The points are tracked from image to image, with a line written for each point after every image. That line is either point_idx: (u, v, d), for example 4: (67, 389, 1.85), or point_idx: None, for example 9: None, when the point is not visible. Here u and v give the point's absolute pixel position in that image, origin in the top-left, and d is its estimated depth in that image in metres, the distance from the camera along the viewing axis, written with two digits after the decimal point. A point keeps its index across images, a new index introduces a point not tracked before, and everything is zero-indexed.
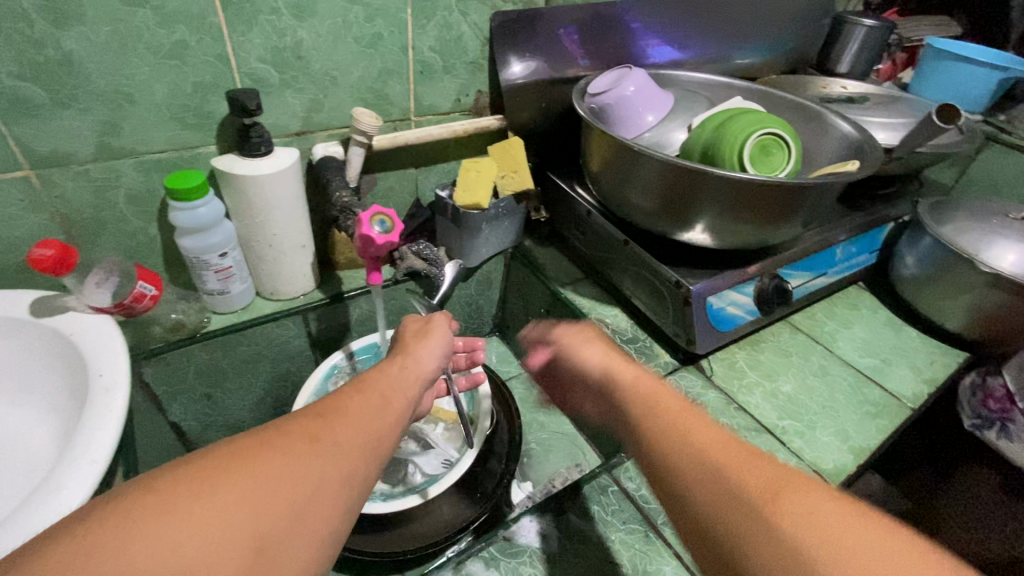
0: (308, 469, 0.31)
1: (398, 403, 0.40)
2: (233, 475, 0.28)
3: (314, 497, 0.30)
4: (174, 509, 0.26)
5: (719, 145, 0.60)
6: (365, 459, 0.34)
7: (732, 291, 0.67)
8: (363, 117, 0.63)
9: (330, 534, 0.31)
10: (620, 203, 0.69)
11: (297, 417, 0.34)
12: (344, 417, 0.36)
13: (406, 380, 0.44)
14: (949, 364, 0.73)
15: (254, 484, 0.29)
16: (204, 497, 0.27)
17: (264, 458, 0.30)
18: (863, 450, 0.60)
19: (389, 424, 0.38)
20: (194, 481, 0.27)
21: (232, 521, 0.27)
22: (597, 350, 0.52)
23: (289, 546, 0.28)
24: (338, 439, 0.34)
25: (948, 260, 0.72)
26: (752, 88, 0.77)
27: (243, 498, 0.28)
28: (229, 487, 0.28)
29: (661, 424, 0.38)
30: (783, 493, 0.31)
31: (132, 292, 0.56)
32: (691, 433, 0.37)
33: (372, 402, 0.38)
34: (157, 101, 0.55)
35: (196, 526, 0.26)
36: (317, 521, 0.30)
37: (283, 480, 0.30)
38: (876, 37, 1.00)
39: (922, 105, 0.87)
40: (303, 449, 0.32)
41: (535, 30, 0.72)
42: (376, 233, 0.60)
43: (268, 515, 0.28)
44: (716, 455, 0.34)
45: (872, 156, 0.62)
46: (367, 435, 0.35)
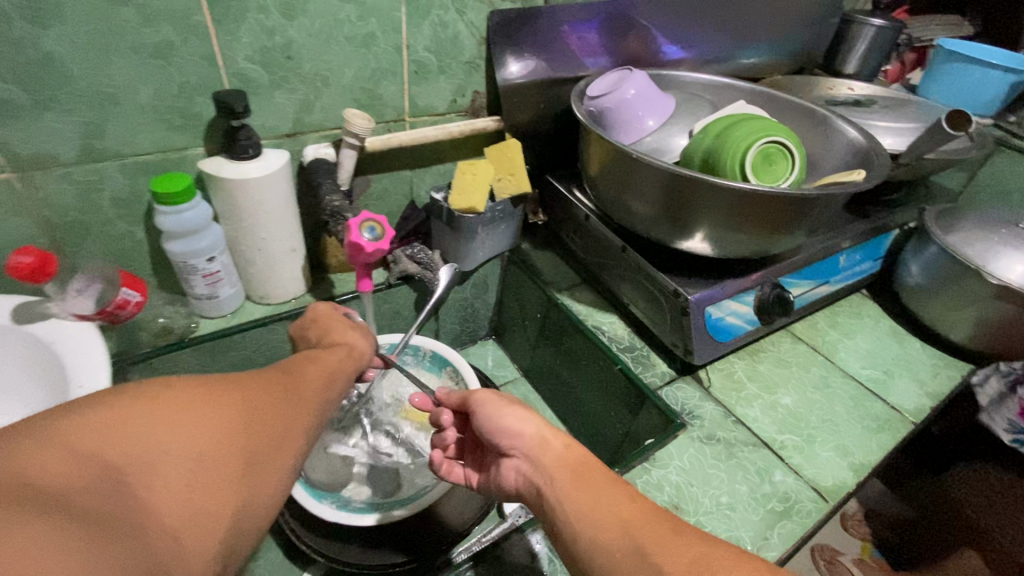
0: (285, 406, 0.35)
1: (346, 380, 0.44)
2: (227, 397, 0.32)
3: (292, 428, 0.35)
4: (188, 408, 0.30)
5: (721, 151, 0.58)
6: (320, 415, 0.39)
7: (732, 301, 0.66)
8: (354, 119, 0.62)
9: (298, 464, 0.35)
10: (618, 211, 0.67)
11: (270, 370, 0.38)
12: (303, 380, 0.40)
13: (348, 361, 0.47)
14: (953, 376, 0.72)
15: (243, 404, 0.33)
16: (211, 404, 0.31)
17: (251, 390, 0.34)
18: (863, 466, 0.59)
19: (336, 392, 0.42)
20: (201, 391, 0.31)
21: (232, 429, 0.31)
22: (519, 415, 0.52)
23: (273, 463, 0.32)
24: (302, 394, 0.38)
25: (954, 271, 0.71)
26: (757, 90, 0.74)
27: (239, 413, 0.32)
28: (230, 403, 0.32)
29: (589, 498, 0.43)
30: (715, 566, 0.36)
31: (115, 299, 0.54)
32: (615, 510, 0.41)
33: (323, 374, 0.42)
34: (142, 102, 0.53)
35: (206, 425, 0.30)
36: (294, 447, 0.34)
37: (265, 412, 0.34)
38: (885, 39, 0.98)
39: (931, 109, 0.85)
40: (280, 390, 0.36)
41: (535, 28, 0.70)
42: (365, 241, 0.59)
43: (258, 430, 0.32)
44: (641, 533, 0.39)
45: (879, 164, 0.60)
46: (325, 398, 0.40)
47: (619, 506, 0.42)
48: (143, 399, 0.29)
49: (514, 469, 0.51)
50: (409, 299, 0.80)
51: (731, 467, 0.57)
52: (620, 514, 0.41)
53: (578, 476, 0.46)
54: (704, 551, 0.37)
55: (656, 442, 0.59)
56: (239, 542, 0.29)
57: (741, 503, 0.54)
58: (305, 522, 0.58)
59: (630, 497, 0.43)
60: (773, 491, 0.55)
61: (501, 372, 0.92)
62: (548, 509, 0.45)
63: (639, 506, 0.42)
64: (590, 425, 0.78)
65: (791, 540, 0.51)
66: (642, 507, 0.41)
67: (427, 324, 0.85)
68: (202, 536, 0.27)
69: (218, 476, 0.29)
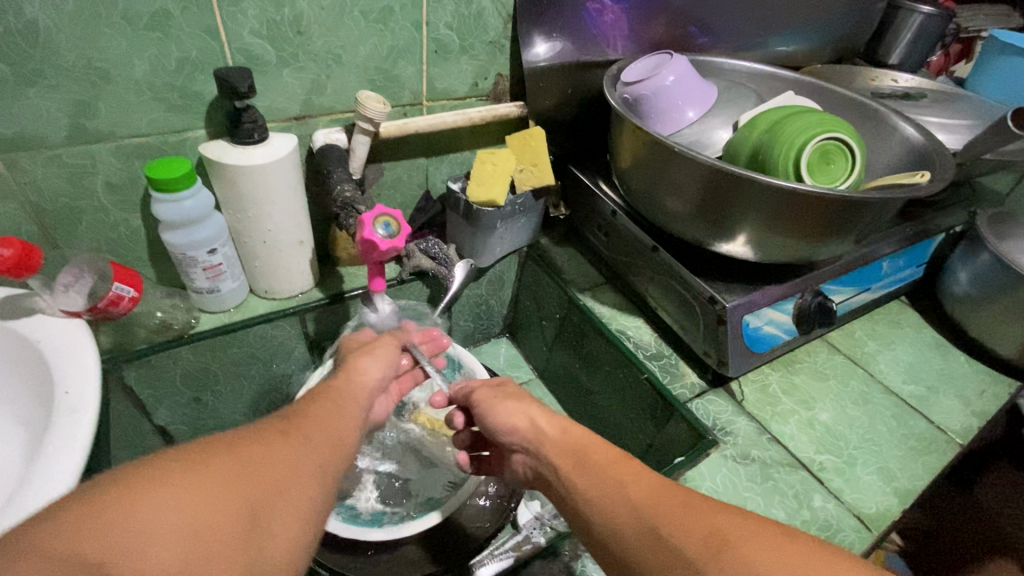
0: (289, 454, 0.32)
1: (356, 409, 0.40)
2: (219, 459, 0.29)
3: (297, 476, 0.31)
4: (174, 477, 0.26)
5: (772, 148, 0.53)
6: (335, 451, 0.35)
7: (771, 309, 0.61)
8: (369, 102, 0.57)
9: (315, 513, 0.31)
10: (649, 207, 0.62)
11: (265, 418, 0.35)
12: (308, 420, 0.36)
13: (355, 389, 0.43)
14: (1001, 395, 0.67)
15: (238, 464, 0.29)
16: (199, 467, 0.28)
17: (245, 447, 0.31)
18: (908, 493, 0.54)
19: (350, 425, 0.39)
20: (188, 458, 0.28)
21: (229, 492, 0.28)
22: (513, 409, 0.48)
23: (279, 517, 0.29)
24: (306, 434, 0.34)
25: (1008, 282, 0.66)
26: (804, 80, 0.69)
27: (234, 473, 0.29)
28: (221, 464, 0.29)
29: (600, 485, 0.38)
30: (731, 538, 0.31)
31: (106, 295, 0.50)
32: (626, 487, 0.37)
33: (328, 408, 0.39)
34: (136, 78, 0.48)
35: (200, 492, 0.27)
36: (303, 495, 0.31)
37: (266, 466, 0.30)
38: (933, 28, 0.91)
39: (984, 104, 0.79)
40: (277, 439, 0.33)
41: (563, 6, 0.64)
42: (379, 237, 0.55)
43: (258, 486, 0.29)
44: (655, 513, 0.34)
45: (942, 166, 0.55)
46: (336, 432, 0.37)
47: (628, 487, 0.37)
48: (122, 478, 0.26)
49: (521, 464, 0.47)
50: (421, 295, 0.75)
51: (766, 491, 0.53)
52: (630, 498, 0.36)
53: (579, 461, 0.41)
54: (720, 523, 0.32)
55: (686, 460, 0.55)
56: None
57: None
58: None
59: (636, 475, 0.38)
60: (812, 518, 0.52)
61: (516, 372, 0.88)
62: (564, 496, 0.41)
63: (652, 482, 0.37)
64: (609, 433, 0.74)
65: None
66: (656, 483, 0.37)
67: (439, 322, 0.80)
68: None
69: (220, 546, 0.26)
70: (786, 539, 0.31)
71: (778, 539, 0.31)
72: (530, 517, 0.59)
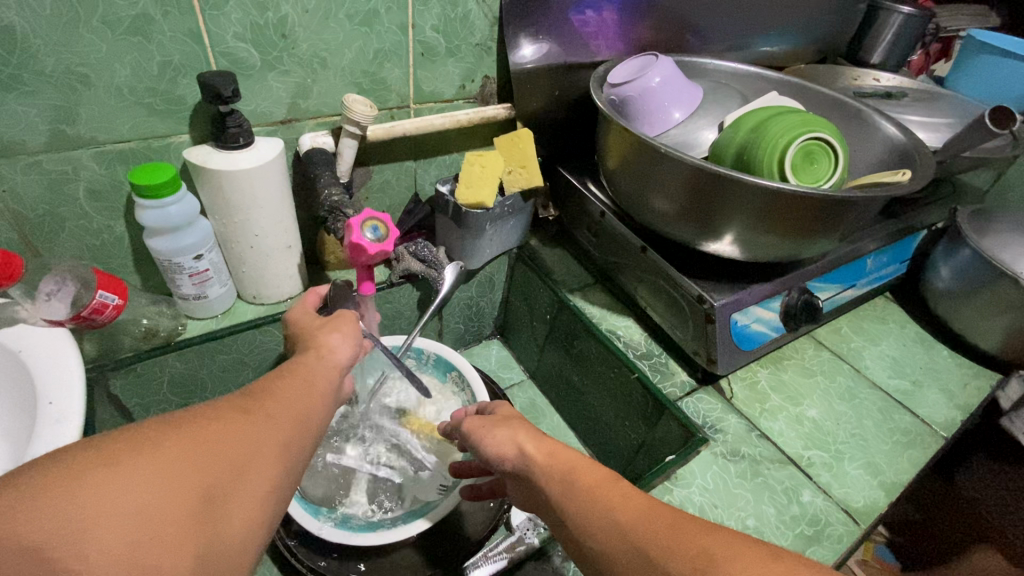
0: (251, 432, 0.32)
1: (326, 387, 0.40)
2: (175, 436, 0.29)
3: (259, 454, 0.31)
4: (123, 458, 0.26)
5: (757, 149, 0.54)
6: (301, 430, 0.35)
7: (758, 307, 0.62)
8: (356, 105, 0.56)
9: (276, 491, 0.32)
10: (635, 205, 0.63)
11: (231, 393, 0.34)
12: (275, 397, 0.36)
13: (328, 367, 0.43)
14: (983, 388, 0.68)
15: (195, 441, 0.29)
16: (152, 447, 0.27)
17: (203, 423, 0.30)
18: (895, 486, 0.55)
19: (319, 404, 0.38)
20: (138, 437, 0.27)
21: (184, 472, 0.27)
22: (503, 437, 0.47)
23: (238, 497, 0.29)
24: (272, 412, 0.34)
25: (989, 277, 0.67)
26: (787, 80, 0.70)
27: (190, 450, 0.28)
28: (177, 440, 0.28)
29: (588, 506, 0.38)
30: (718, 559, 0.31)
31: (90, 303, 0.50)
32: (614, 509, 0.37)
33: (298, 386, 0.38)
34: (118, 83, 0.48)
35: (151, 473, 0.26)
36: (264, 475, 0.31)
37: (226, 444, 0.30)
38: (913, 28, 0.93)
39: (963, 102, 0.80)
40: (240, 416, 0.32)
41: (550, 7, 0.64)
42: (367, 241, 0.54)
43: (216, 465, 0.29)
44: (642, 533, 0.35)
45: (923, 164, 0.56)
46: (304, 411, 0.36)
47: (619, 509, 0.37)
48: (64, 461, 0.25)
49: (513, 487, 0.47)
50: (411, 298, 0.75)
51: (756, 487, 0.54)
52: (617, 518, 0.36)
53: (566, 481, 0.40)
54: (708, 543, 0.32)
55: (677, 459, 0.56)
56: None
57: (768, 528, 0.51)
58: (301, 538, 0.55)
59: (624, 497, 0.37)
60: (801, 513, 0.52)
61: (507, 373, 0.88)
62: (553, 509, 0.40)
63: (639, 500, 0.37)
64: (602, 433, 0.74)
65: None
66: (644, 503, 0.37)
67: (430, 324, 0.80)
68: None
69: (172, 529, 0.26)
70: (773, 559, 0.31)
71: (765, 559, 0.31)
72: (524, 519, 0.59)
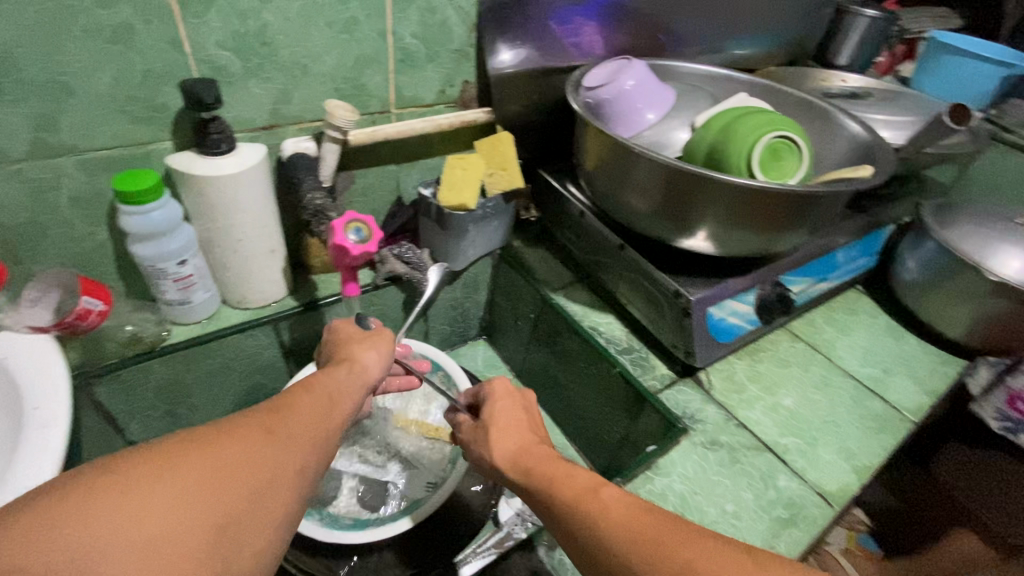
0: (268, 456, 0.32)
1: (349, 402, 0.41)
2: (193, 462, 0.30)
3: (273, 479, 0.32)
4: (139, 487, 0.27)
5: (726, 146, 0.56)
6: (319, 448, 0.36)
7: (734, 301, 0.64)
8: (338, 111, 0.57)
9: (285, 516, 0.32)
10: (615, 207, 0.65)
11: (254, 408, 0.35)
12: (297, 411, 0.36)
13: (355, 383, 0.42)
14: (950, 373, 0.71)
15: (211, 467, 0.30)
16: (168, 475, 0.28)
17: (220, 445, 0.31)
18: (867, 469, 0.57)
19: (339, 419, 0.39)
20: (148, 464, 0.28)
21: (194, 501, 0.28)
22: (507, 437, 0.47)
23: (250, 524, 0.30)
24: (293, 430, 0.35)
25: (952, 266, 0.70)
26: (756, 83, 0.72)
27: (205, 478, 0.29)
28: (193, 467, 0.29)
29: (579, 518, 0.37)
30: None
31: (75, 309, 0.51)
32: (604, 519, 0.36)
33: (322, 401, 0.38)
34: (100, 91, 0.48)
35: (163, 503, 0.27)
36: (278, 501, 0.32)
37: (241, 469, 0.31)
38: (877, 30, 0.97)
39: (925, 101, 0.84)
40: (260, 435, 0.33)
41: (526, 14, 0.66)
42: (351, 243, 0.55)
43: (229, 493, 0.30)
44: (637, 543, 0.34)
45: (884, 160, 0.59)
46: (323, 430, 0.37)
47: (604, 524, 0.36)
48: (73, 489, 0.26)
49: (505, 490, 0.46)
50: (396, 300, 0.76)
51: (734, 474, 0.56)
52: (607, 531, 0.35)
53: (561, 487, 0.40)
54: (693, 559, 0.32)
55: (658, 449, 0.57)
56: None
57: (747, 513, 0.53)
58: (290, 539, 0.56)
59: (613, 502, 0.37)
60: (778, 498, 0.54)
61: (493, 373, 0.89)
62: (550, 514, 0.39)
63: (629, 502, 0.37)
64: (588, 427, 0.75)
65: (799, 548, 0.50)
66: (634, 505, 0.36)
67: (415, 326, 0.81)
68: None
69: (176, 562, 0.27)
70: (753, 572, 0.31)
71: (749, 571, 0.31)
72: (511, 514, 0.59)
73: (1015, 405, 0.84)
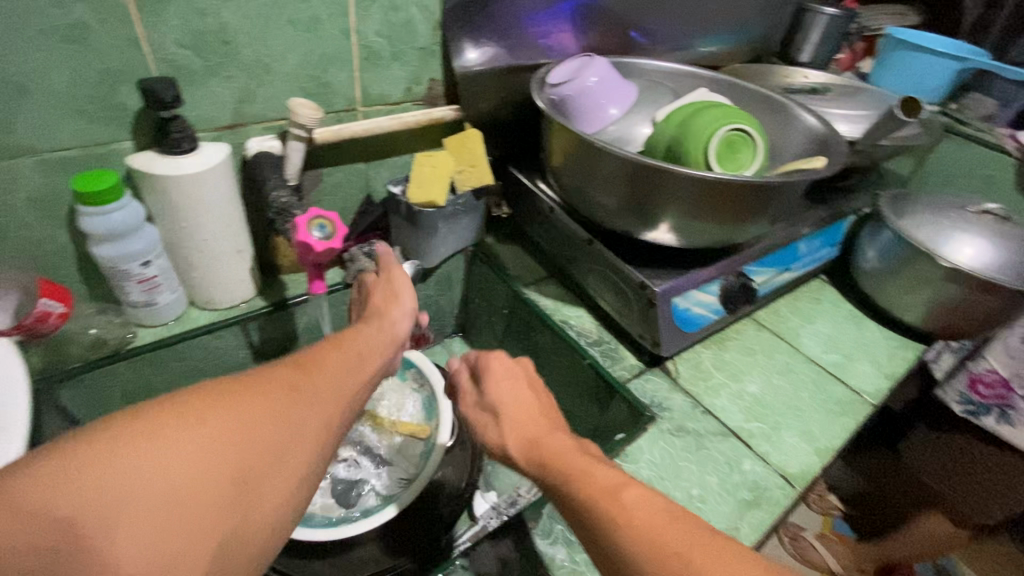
0: (295, 412, 0.33)
1: (372, 364, 0.42)
2: (226, 410, 0.30)
3: (298, 433, 0.32)
4: (173, 429, 0.27)
5: (685, 140, 0.57)
6: (343, 407, 0.37)
7: (698, 291, 0.65)
8: (301, 108, 0.57)
9: (309, 471, 0.33)
10: (583, 202, 0.66)
11: (283, 363, 0.36)
12: (321, 370, 0.37)
13: (380, 340, 0.46)
14: (907, 357, 0.74)
15: (241, 417, 0.30)
16: (201, 420, 0.29)
17: (251, 396, 0.31)
18: (828, 451, 0.59)
19: (361, 379, 0.40)
20: (183, 409, 0.28)
21: (224, 450, 0.28)
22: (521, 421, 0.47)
23: (274, 476, 0.30)
24: (319, 388, 0.35)
25: (908, 255, 0.72)
26: (718, 78, 0.74)
27: (237, 426, 0.30)
28: (225, 415, 0.30)
29: (604, 519, 0.35)
30: None
31: (34, 311, 0.51)
32: (629, 528, 0.34)
33: (347, 362, 0.40)
34: (56, 90, 0.48)
35: (196, 447, 0.28)
36: (303, 455, 0.32)
37: (269, 420, 0.31)
38: (838, 27, 0.99)
39: (882, 96, 0.86)
40: (288, 390, 0.33)
41: (492, 14, 0.66)
42: (314, 239, 0.55)
43: (258, 444, 0.30)
44: (663, 548, 0.32)
45: (836, 152, 0.61)
46: (347, 391, 0.38)
47: (627, 532, 0.33)
48: (102, 432, 0.26)
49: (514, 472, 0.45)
50: None
51: (700, 459, 0.57)
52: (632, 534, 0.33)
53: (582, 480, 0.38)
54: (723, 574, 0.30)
55: (626, 437, 0.58)
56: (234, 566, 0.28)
57: (711, 496, 0.54)
58: None
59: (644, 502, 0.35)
60: (742, 481, 0.56)
61: None
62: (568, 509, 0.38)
63: (656, 505, 0.35)
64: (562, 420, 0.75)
65: (762, 529, 0.51)
66: (660, 508, 0.34)
67: None
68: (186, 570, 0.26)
69: (204, 506, 0.27)
70: None
71: None
72: (487, 507, 0.59)
73: (976, 388, 0.88)
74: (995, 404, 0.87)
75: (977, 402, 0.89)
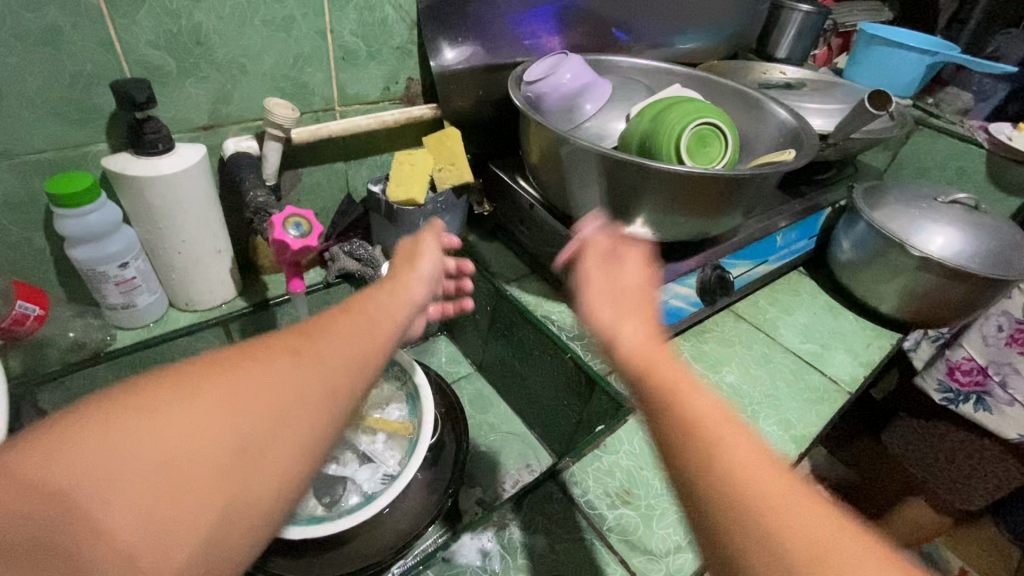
0: (294, 378, 0.29)
1: (393, 322, 0.37)
2: (217, 382, 0.27)
3: (299, 402, 0.29)
4: (158, 405, 0.25)
5: (658, 134, 0.58)
6: (357, 370, 0.32)
7: (675, 284, 0.66)
8: (277, 108, 0.58)
9: (318, 441, 0.29)
10: (561, 199, 0.66)
11: (287, 329, 0.32)
12: (330, 332, 0.33)
13: (399, 304, 0.39)
14: (882, 346, 0.75)
15: (232, 388, 0.27)
16: (187, 394, 0.26)
17: (244, 365, 0.28)
18: (805, 437, 0.61)
19: (380, 339, 0.35)
20: (171, 383, 0.26)
21: (213, 422, 0.26)
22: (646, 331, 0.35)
23: (275, 448, 0.27)
24: (326, 352, 0.31)
25: (880, 246, 0.74)
26: (693, 74, 0.75)
27: (229, 398, 0.27)
28: (216, 386, 0.27)
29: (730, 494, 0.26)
30: None
31: (11, 314, 0.51)
32: (765, 510, 0.26)
33: (360, 323, 0.35)
34: (28, 92, 0.48)
35: (183, 420, 0.25)
36: (307, 425, 0.29)
37: (265, 388, 0.28)
38: (812, 23, 1.01)
39: (854, 90, 0.88)
40: (289, 356, 0.30)
41: (468, 12, 0.67)
42: (291, 237, 0.56)
43: (254, 415, 0.27)
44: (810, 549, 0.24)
45: (807, 144, 0.62)
46: (360, 351, 0.33)
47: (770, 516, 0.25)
48: (90, 407, 0.25)
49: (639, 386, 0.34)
50: None
51: None
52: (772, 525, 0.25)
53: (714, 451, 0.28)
54: None
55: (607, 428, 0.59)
56: (235, 543, 0.26)
57: None
58: None
59: (782, 486, 0.27)
60: None
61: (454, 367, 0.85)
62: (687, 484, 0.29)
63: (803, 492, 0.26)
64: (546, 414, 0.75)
65: None
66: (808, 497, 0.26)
67: None
68: (178, 549, 0.24)
69: (191, 481, 0.25)
70: None
71: None
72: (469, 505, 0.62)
73: (954, 375, 0.89)
74: (971, 390, 0.89)
75: (956, 390, 0.90)
